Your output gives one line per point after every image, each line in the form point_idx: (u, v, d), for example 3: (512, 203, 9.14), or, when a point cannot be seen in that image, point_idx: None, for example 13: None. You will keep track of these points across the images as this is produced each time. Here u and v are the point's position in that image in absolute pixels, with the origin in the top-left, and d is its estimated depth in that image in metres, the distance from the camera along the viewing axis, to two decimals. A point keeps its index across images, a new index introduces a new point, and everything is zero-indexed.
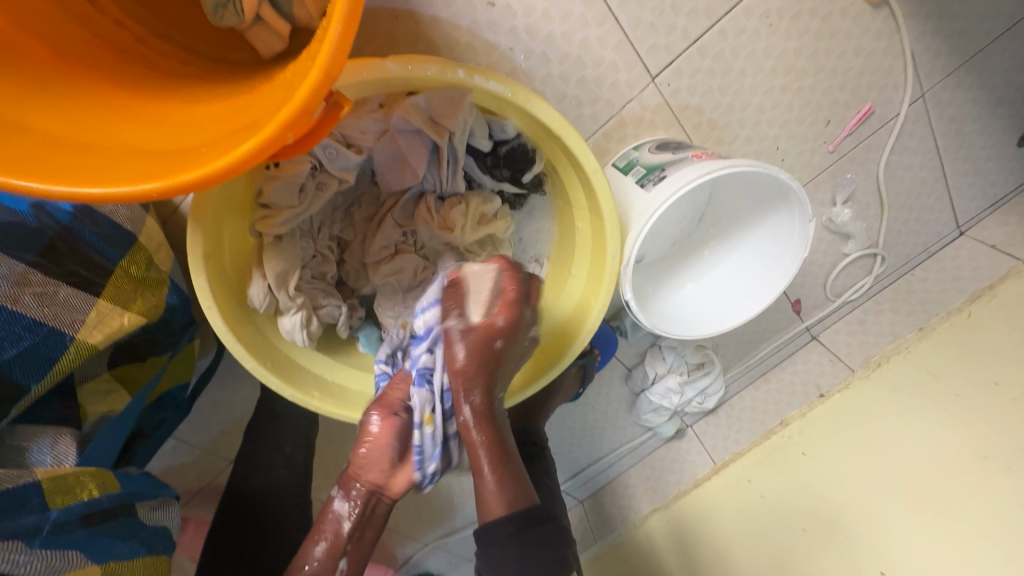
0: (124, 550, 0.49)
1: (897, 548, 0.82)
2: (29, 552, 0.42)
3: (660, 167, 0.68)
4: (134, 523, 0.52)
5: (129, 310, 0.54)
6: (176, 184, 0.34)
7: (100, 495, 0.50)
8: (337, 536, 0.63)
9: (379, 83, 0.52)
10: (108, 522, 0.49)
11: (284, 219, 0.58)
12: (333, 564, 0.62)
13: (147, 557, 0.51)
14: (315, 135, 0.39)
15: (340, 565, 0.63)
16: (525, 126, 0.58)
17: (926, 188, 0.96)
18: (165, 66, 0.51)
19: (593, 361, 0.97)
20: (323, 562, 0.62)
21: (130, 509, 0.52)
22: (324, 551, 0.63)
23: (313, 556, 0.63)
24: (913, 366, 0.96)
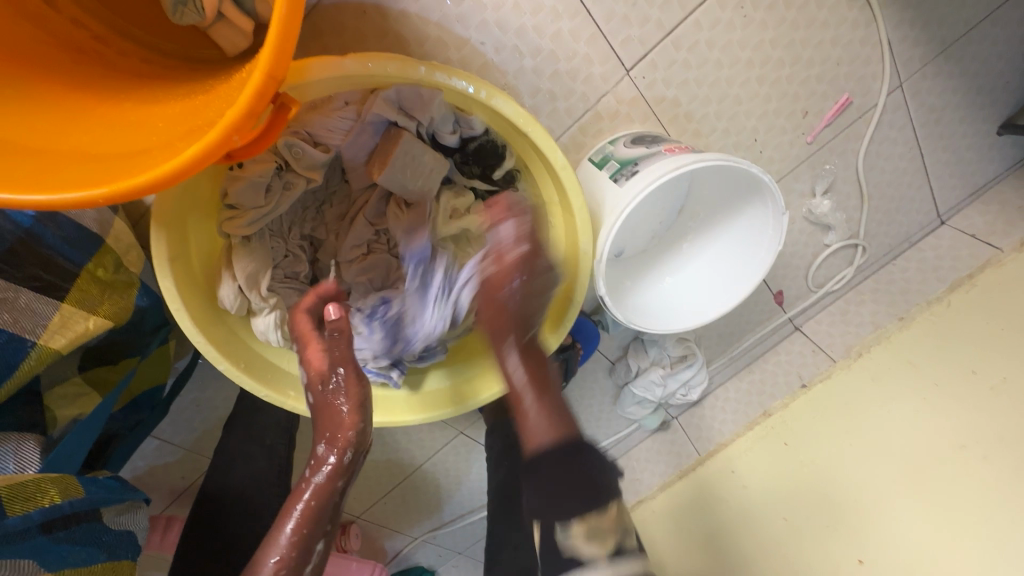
0: (80, 557, 0.49)
1: (876, 538, 0.83)
2: None
3: (633, 161, 0.67)
4: (97, 529, 0.52)
5: (95, 313, 0.53)
6: (125, 189, 0.34)
7: (61, 501, 0.49)
8: (303, 518, 0.55)
9: (342, 82, 0.51)
10: (68, 528, 0.49)
11: (251, 220, 0.58)
12: (306, 549, 0.54)
13: (107, 562, 0.51)
14: (264, 138, 0.39)
15: (318, 548, 0.55)
16: (492, 122, 0.57)
17: (906, 178, 0.96)
18: (123, 67, 0.51)
19: (574, 355, 0.96)
20: (293, 549, 0.53)
21: (95, 515, 0.52)
22: (292, 536, 0.53)
23: (277, 546, 0.53)
24: (894, 355, 0.97)
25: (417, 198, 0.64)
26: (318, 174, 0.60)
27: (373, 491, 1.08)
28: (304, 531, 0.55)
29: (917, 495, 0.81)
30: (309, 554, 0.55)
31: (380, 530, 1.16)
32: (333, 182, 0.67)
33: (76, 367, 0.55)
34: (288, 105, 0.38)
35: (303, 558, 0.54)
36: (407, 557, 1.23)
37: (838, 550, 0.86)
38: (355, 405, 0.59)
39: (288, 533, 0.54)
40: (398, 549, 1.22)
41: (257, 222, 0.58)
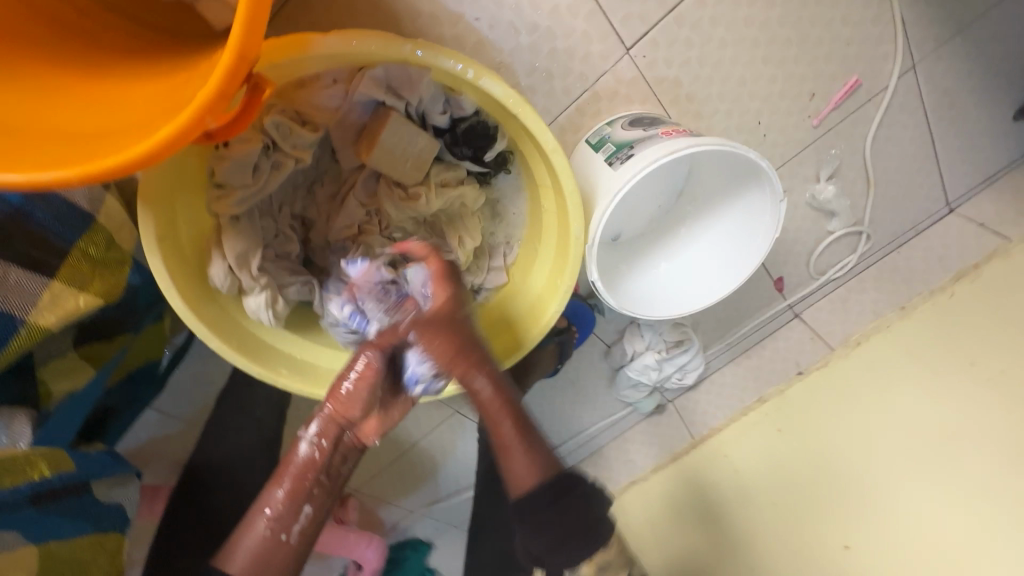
0: (70, 530, 0.54)
1: (865, 525, 0.84)
2: None
3: (629, 144, 0.66)
4: (87, 501, 0.56)
5: (86, 291, 0.54)
6: (99, 171, 0.33)
7: (50, 475, 0.53)
8: (299, 476, 0.61)
9: (327, 60, 0.50)
10: (55, 501, 0.53)
11: (239, 199, 0.57)
12: (297, 509, 0.60)
13: (93, 537, 0.56)
14: (243, 119, 0.38)
15: (305, 511, 0.60)
16: (483, 103, 0.56)
17: (916, 164, 0.93)
18: (107, 42, 0.50)
19: (570, 338, 0.98)
20: (285, 505, 0.59)
21: (84, 488, 0.56)
22: (285, 495, 0.59)
23: (274, 500, 0.59)
24: (891, 344, 0.96)
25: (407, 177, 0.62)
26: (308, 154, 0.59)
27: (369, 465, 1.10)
28: (297, 490, 0.60)
29: (905, 487, 0.82)
30: (297, 516, 0.59)
31: (376, 502, 1.18)
32: (326, 162, 0.67)
33: (72, 343, 0.56)
34: (264, 86, 0.37)
35: (290, 518, 0.59)
36: (406, 529, 1.25)
37: (825, 536, 0.87)
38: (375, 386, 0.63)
39: (280, 492, 0.60)
40: (395, 521, 1.25)
41: (246, 202, 0.57)
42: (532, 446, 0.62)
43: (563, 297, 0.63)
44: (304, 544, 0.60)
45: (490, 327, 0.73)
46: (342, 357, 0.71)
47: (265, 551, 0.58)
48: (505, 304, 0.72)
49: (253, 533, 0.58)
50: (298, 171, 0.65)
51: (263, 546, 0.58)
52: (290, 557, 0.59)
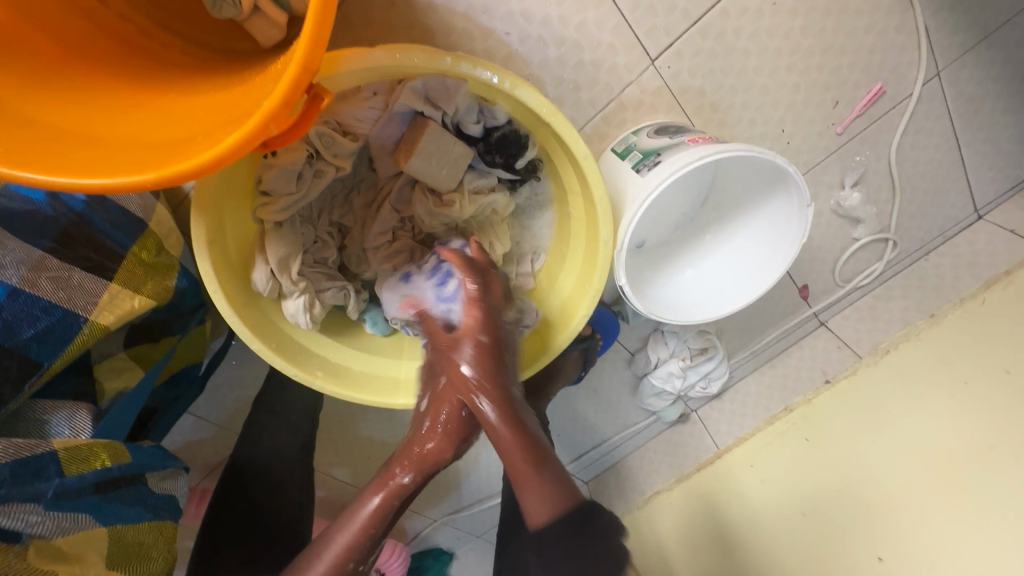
0: (131, 514, 0.53)
1: (896, 535, 0.82)
2: (41, 514, 0.46)
3: (655, 151, 0.67)
4: (144, 490, 0.56)
5: (140, 292, 0.57)
6: (172, 175, 0.36)
7: (111, 465, 0.53)
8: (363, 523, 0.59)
9: (369, 73, 0.53)
10: (119, 488, 0.53)
11: (283, 206, 0.60)
12: (366, 539, 0.59)
13: (153, 522, 0.55)
14: (299, 127, 0.41)
15: (372, 542, 0.59)
16: (516, 112, 0.58)
17: (942, 170, 0.93)
18: (168, 60, 0.53)
19: (594, 345, 0.98)
20: (344, 555, 0.58)
21: (141, 478, 0.56)
22: (339, 551, 0.58)
23: (333, 546, 0.58)
24: (922, 352, 0.95)
25: (442, 184, 0.65)
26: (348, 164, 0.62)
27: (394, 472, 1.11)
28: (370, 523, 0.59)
29: (940, 498, 0.80)
30: (360, 555, 0.59)
31: (401, 511, 1.21)
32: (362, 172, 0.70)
33: (124, 343, 0.59)
34: (319, 95, 0.40)
35: (361, 547, 0.59)
36: (427, 538, 1.27)
37: (858, 549, 0.85)
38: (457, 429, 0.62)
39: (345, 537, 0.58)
40: (418, 530, 1.26)
41: (289, 208, 0.60)
42: (545, 482, 0.59)
43: (592, 302, 0.64)
44: (371, 574, 0.60)
45: None
46: (373, 361, 0.72)
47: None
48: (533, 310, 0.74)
49: (325, 559, 0.57)
50: (337, 179, 0.68)
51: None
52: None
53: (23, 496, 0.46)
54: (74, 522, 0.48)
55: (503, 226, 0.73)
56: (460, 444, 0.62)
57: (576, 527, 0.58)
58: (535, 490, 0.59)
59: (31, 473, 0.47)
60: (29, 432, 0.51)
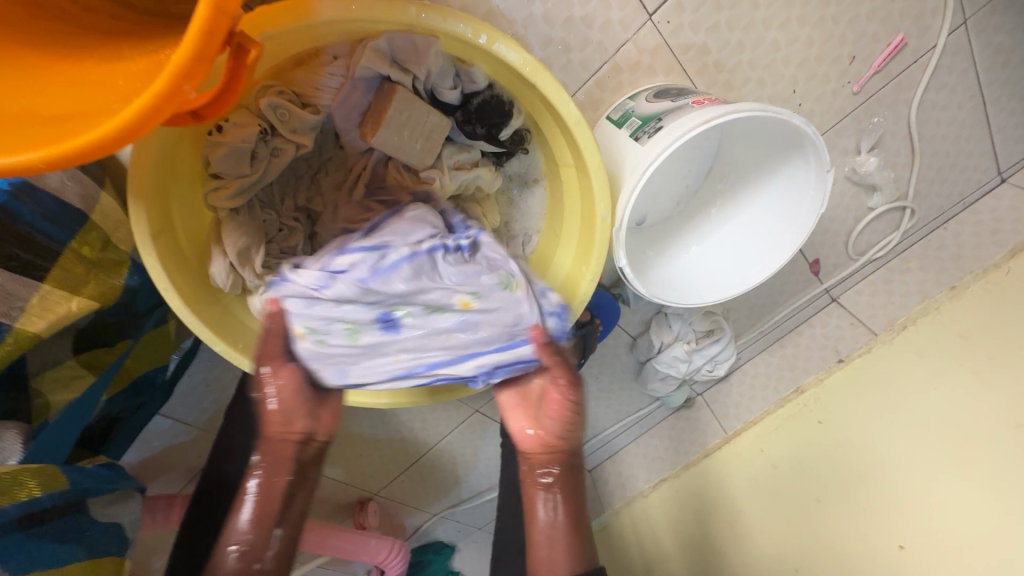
0: (58, 552, 0.49)
1: (920, 524, 0.77)
2: None
3: (656, 117, 0.60)
4: (82, 521, 0.51)
5: (78, 295, 0.51)
6: (70, 151, 0.30)
7: (40, 496, 0.48)
8: (267, 505, 0.58)
9: (324, 30, 0.46)
10: (49, 522, 0.49)
11: (236, 190, 0.52)
12: (268, 534, 0.57)
13: (85, 558, 0.51)
14: (230, 92, 0.34)
15: (275, 534, 0.58)
16: (496, 74, 0.51)
17: (965, 131, 0.86)
18: (90, 24, 0.46)
19: (593, 331, 0.92)
20: (254, 535, 0.56)
21: (80, 506, 0.52)
22: (252, 521, 0.57)
23: (239, 531, 0.56)
24: (940, 327, 0.90)
25: (417, 160, 0.57)
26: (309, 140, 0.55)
27: (388, 469, 1.07)
28: (264, 517, 0.57)
29: (965, 482, 0.75)
30: (266, 541, 0.57)
31: (399, 507, 1.17)
32: (329, 149, 0.63)
33: (71, 350, 0.53)
34: (247, 49, 0.33)
35: (261, 545, 0.56)
36: (428, 531, 1.25)
37: (878, 536, 0.81)
38: (302, 385, 0.60)
39: (246, 518, 0.57)
40: (418, 525, 1.23)
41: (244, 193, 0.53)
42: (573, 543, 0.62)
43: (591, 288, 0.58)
44: (281, 566, 0.58)
45: None
46: None
47: None
48: None
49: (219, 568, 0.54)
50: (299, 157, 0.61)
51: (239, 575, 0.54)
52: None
53: None
54: None
55: (490, 204, 0.66)
56: (307, 407, 0.61)
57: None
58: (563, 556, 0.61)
59: None
60: None
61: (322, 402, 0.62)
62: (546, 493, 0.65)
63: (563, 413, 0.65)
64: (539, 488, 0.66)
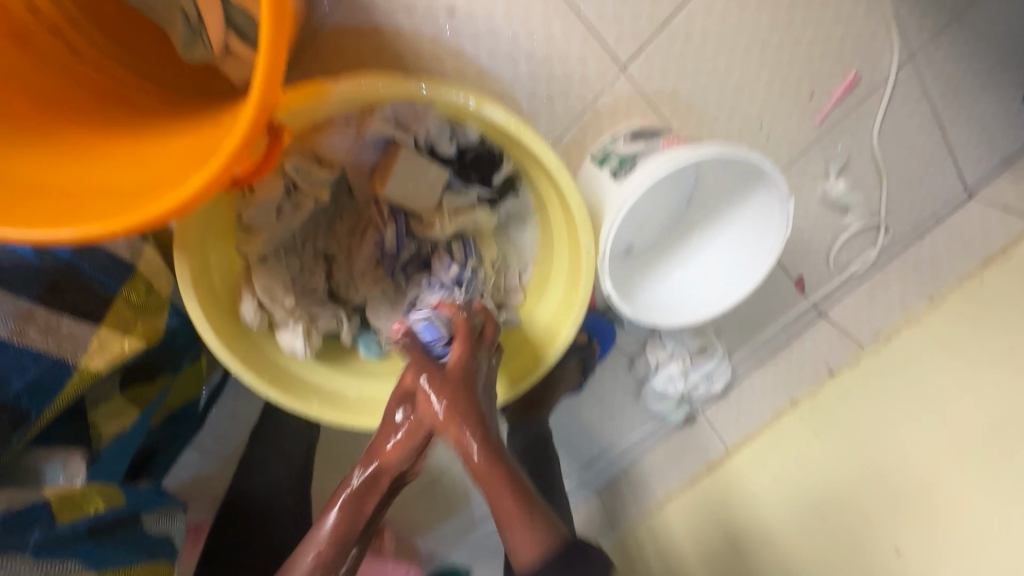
0: (123, 558, 0.53)
1: (915, 525, 0.80)
2: (34, 564, 0.47)
3: (631, 157, 0.68)
4: (139, 532, 0.57)
5: (130, 334, 0.58)
6: (142, 219, 0.37)
7: (105, 509, 0.54)
8: (344, 530, 0.61)
9: (338, 102, 0.54)
10: (114, 532, 0.54)
11: (265, 240, 0.60)
12: (342, 552, 0.61)
13: (146, 564, 0.55)
14: (265, 164, 0.42)
15: (348, 553, 0.62)
16: (487, 129, 0.59)
17: (928, 151, 0.92)
18: (142, 107, 0.54)
19: (592, 351, 0.99)
20: (328, 549, 0.60)
21: (136, 520, 0.58)
22: (330, 534, 0.61)
23: (319, 539, 0.60)
24: (925, 336, 0.94)
25: (420, 206, 0.64)
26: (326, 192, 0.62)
27: (404, 492, 1.15)
28: (342, 539, 0.61)
29: (951, 481, 0.79)
30: (339, 558, 0.61)
31: (414, 531, 1.23)
32: (342, 197, 0.70)
33: (118, 386, 0.60)
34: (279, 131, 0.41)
35: (336, 560, 0.60)
36: (442, 558, 1.30)
37: (875, 539, 0.84)
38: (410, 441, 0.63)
39: (325, 535, 0.61)
40: (433, 550, 1.28)
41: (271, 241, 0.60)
42: (534, 525, 0.58)
43: (580, 313, 0.65)
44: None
45: (519, 340, 0.74)
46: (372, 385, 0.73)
47: None
48: (528, 316, 0.74)
49: (296, 575, 0.59)
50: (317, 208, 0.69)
51: None
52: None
53: (14, 547, 0.47)
54: (62, 572, 0.49)
55: (489, 239, 0.73)
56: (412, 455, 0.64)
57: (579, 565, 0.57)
58: (525, 529, 0.57)
59: (23, 522, 0.48)
60: (24, 482, 0.53)
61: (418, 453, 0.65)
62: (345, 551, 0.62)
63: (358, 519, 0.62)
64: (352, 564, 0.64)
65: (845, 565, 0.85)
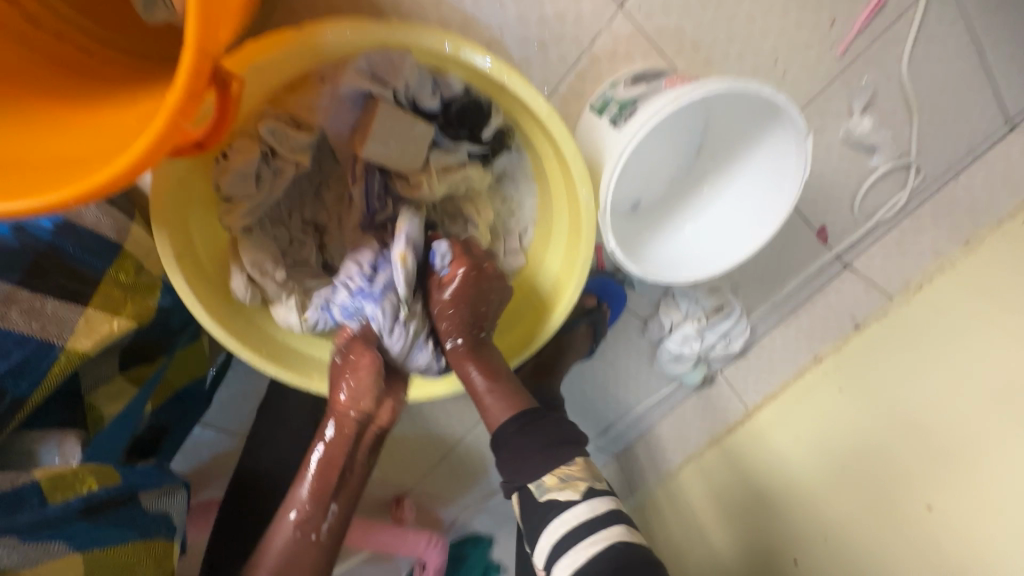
0: (120, 538, 0.52)
1: (946, 480, 0.76)
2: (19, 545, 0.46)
3: (632, 101, 0.63)
4: (136, 512, 0.55)
5: (119, 315, 0.57)
6: (90, 186, 0.35)
7: (99, 488, 0.54)
8: (321, 481, 0.59)
9: (309, 54, 0.50)
10: (108, 512, 0.53)
11: (247, 210, 0.57)
12: (324, 508, 0.59)
13: (142, 542, 0.54)
14: (225, 121, 0.39)
15: (331, 508, 0.60)
16: (471, 77, 0.55)
17: (965, 80, 0.84)
18: (103, 75, 0.52)
19: (603, 315, 0.95)
20: (311, 505, 0.58)
21: (134, 499, 0.56)
22: (310, 495, 0.59)
23: (299, 500, 0.59)
24: (961, 283, 0.88)
25: (405, 168, 0.60)
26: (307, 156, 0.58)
27: (421, 462, 1.16)
28: (323, 490, 0.59)
29: (986, 437, 0.74)
30: (323, 513, 0.59)
31: (434, 501, 1.25)
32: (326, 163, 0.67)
33: (117, 367, 0.59)
34: (229, 82, 0.38)
35: (318, 517, 0.58)
36: (465, 525, 1.32)
37: (902, 495, 0.80)
38: (371, 387, 0.62)
39: (306, 492, 0.59)
40: (455, 517, 1.31)
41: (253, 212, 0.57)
42: (517, 476, 0.60)
43: (584, 273, 0.62)
44: (334, 544, 0.60)
45: (521, 306, 0.71)
46: None
47: (292, 555, 0.57)
48: (530, 279, 0.71)
49: (282, 536, 0.57)
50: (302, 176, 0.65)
51: (295, 547, 0.57)
52: (321, 559, 0.59)
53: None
54: (46, 553, 0.47)
55: (484, 201, 0.69)
56: (379, 395, 0.63)
57: (635, 560, 0.53)
58: (510, 485, 0.60)
59: (13, 502, 0.48)
60: (22, 463, 0.53)
61: (393, 396, 0.65)
62: (327, 508, 0.59)
63: (333, 468, 0.60)
64: (343, 528, 0.61)
65: (866, 522, 0.82)
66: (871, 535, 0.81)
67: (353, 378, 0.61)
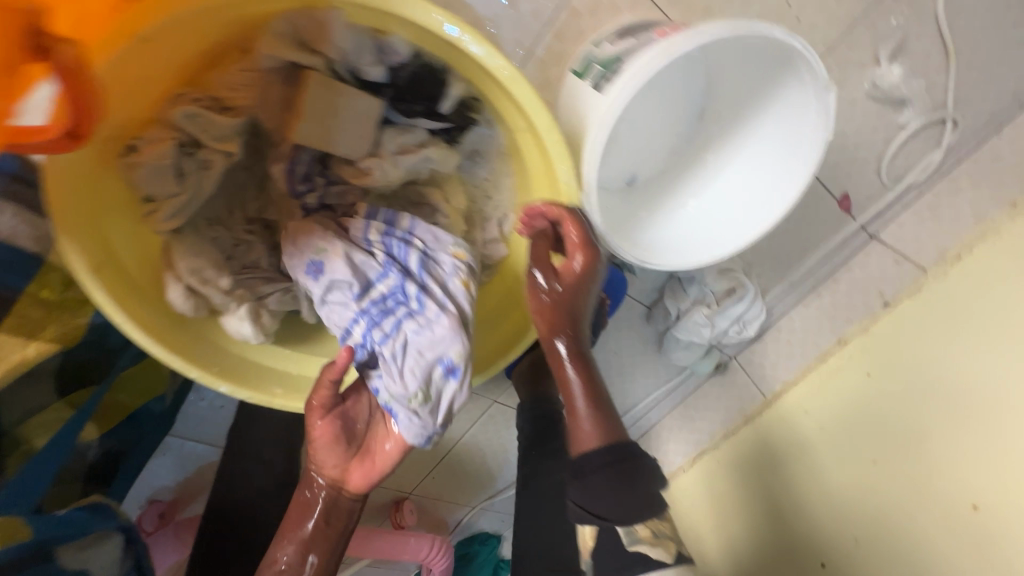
0: None
1: (996, 480, 0.67)
2: None
3: (617, 58, 0.53)
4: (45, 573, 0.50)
5: (37, 338, 0.51)
6: None
7: None
8: (304, 536, 0.62)
9: (207, 16, 0.42)
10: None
11: (172, 211, 0.49)
12: (302, 560, 0.61)
13: None
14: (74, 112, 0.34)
15: (310, 560, 0.61)
16: (419, 40, 0.45)
17: (1011, 15, 0.72)
18: None
19: (602, 307, 0.87)
20: (292, 559, 0.61)
21: (43, 558, 0.50)
22: (293, 549, 0.61)
23: (284, 552, 0.61)
24: (1010, 251, 0.76)
25: (351, 151, 0.52)
26: (236, 144, 0.50)
27: (418, 465, 1.10)
28: (305, 545, 0.61)
29: None
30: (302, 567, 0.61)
31: (436, 502, 1.20)
32: (268, 151, 0.59)
33: (57, 393, 0.53)
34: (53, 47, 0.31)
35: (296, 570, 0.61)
36: (471, 524, 1.28)
37: (943, 485, 0.72)
38: (336, 438, 0.61)
39: (288, 548, 0.61)
40: (460, 517, 1.26)
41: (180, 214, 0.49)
42: (600, 414, 0.59)
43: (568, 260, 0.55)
44: None
45: (505, 299, 0.64)
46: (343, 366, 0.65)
47: None
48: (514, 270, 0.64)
49: None
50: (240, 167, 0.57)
51: None
52: None
53: None
54: None
55: (454, 184, 0.61)
56: (348, 452, 0.62)
57: (623, 468, 0.56)
58: (590, 420, 0.58)
59: None
60: None
61: (364, 455, 0.63)
62: (305, 561, 0.61)
63: (323, 523, 0.62)
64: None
65: (897, 506, 0.76)
66: (907, 526, 0.74)
67: (320, 427, 0.60)
